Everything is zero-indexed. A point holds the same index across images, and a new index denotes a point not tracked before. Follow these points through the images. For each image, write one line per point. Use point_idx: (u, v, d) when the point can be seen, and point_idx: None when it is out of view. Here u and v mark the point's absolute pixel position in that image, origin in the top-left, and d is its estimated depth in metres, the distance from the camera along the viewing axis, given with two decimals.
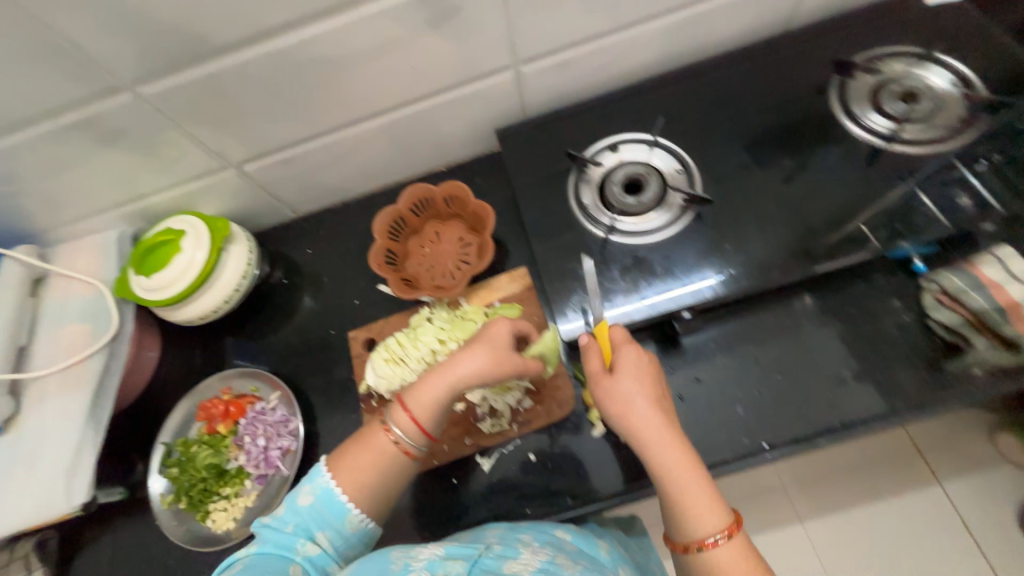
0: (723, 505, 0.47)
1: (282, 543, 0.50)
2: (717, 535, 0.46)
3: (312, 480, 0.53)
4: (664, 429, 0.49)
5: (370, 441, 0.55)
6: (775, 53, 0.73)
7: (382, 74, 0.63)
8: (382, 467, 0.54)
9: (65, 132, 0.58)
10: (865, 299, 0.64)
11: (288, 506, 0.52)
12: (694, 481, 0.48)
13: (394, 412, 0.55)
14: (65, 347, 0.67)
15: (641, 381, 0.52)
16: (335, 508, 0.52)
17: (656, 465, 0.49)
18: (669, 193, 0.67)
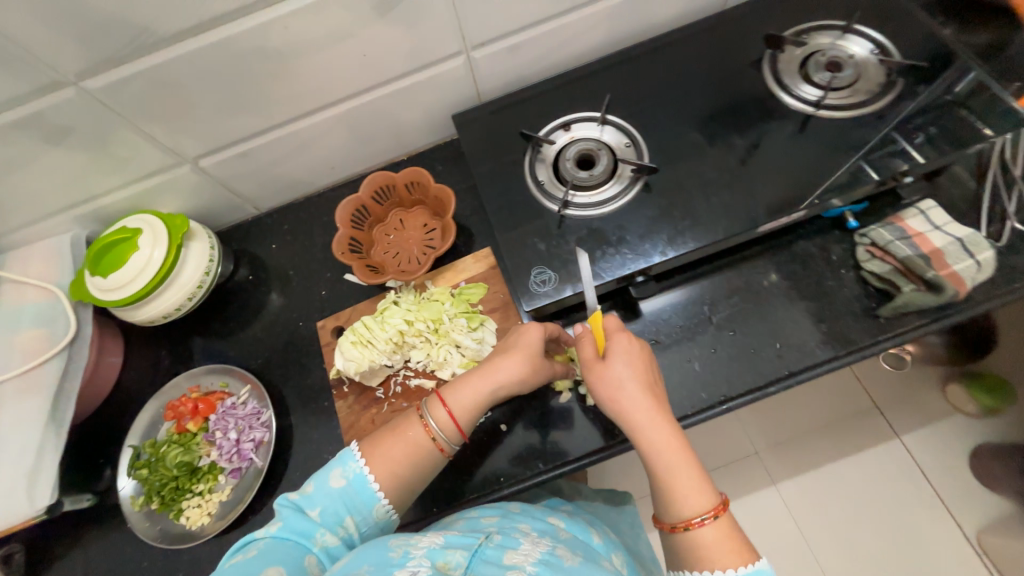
0: (710, 486, 0.48)
1: (306, 529, 0.50)
2: (703, 516, 0.46)
3: (346, 465, 0.54)
4: (654, 413, 0.51)
5: (404, 434, 0.56)
6: (713, 31, 0.77)
7: (332, 62, 0.64)
8: (415, 461, 0.55)
9: (7, 131, 0.57)
10: (805, 255, 0.68)
11: (318, 487, 0.53)
12: (681, 462, 0.49)
13: (434, 406, 0.57)
14: (21, 353, 0.66)
15: (633, 368, 0.53)
16: (365, 496, 0.53)
17: (645, 448, 0.50)
18: (620, 166, 0.70)
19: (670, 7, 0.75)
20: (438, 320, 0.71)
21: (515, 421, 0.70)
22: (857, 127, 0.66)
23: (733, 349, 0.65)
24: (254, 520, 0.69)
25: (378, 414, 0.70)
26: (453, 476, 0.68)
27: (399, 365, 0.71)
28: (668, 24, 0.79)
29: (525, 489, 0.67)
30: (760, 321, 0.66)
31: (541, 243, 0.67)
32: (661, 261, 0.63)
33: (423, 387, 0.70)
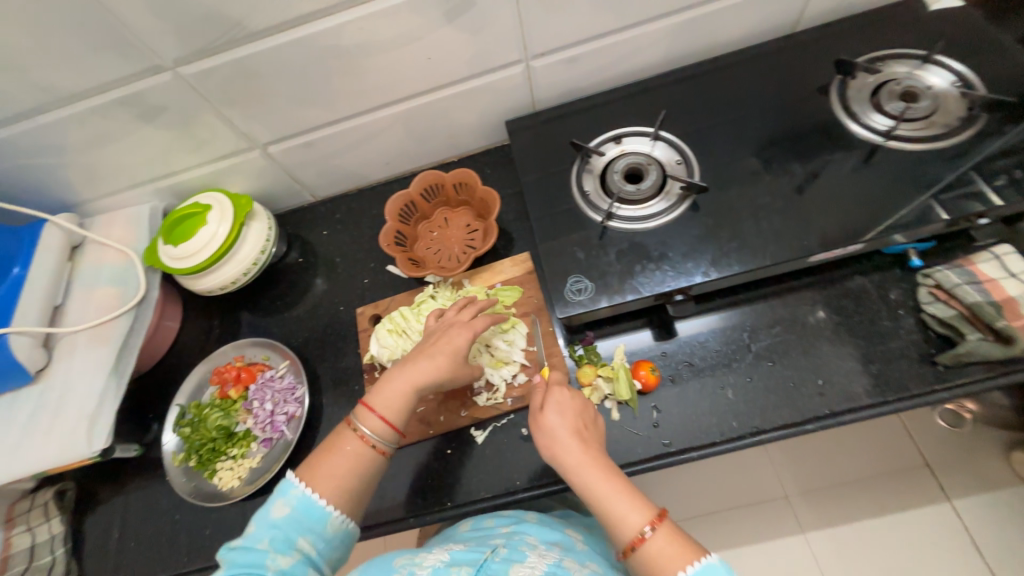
0: (644, 500, 0.52)
1: (254, 562, 0.50)
2: (646, 529, 0.49)
3: (286, 493, 0.55)
4: (584, 447, 0.54)
5: (342, 447, 0.58)
6: (777, 55, 0.75)
7: (399, 63, 0.67)
8: (359, 468, 0.57)
9: (111, 107, 0.63)
10: (859, 291, 0.65)
11: (262, 520, 0.53)
12: (614, 487, 0.52)
13: (362, 414, 0.59)
14: (96, 308, 0.72)
15: (567, 409, 0.57)
16: (313, 513, 0.54)
17: (583, 484, 0.53)
18: (669, 182, 0.69)
19: (736, 28, 0.74)
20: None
21: None
22: (929, 161, 0.63)
23: (771, 380, 0.62)
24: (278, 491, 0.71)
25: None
26: (470, 473, 0.67)
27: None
28: (731, 45, 0.78)
29: (543, 495, 0.65)
30: (802, 355, 0.63)
31: (580, 252, 0.67)
32: (703, 281, 0.62)
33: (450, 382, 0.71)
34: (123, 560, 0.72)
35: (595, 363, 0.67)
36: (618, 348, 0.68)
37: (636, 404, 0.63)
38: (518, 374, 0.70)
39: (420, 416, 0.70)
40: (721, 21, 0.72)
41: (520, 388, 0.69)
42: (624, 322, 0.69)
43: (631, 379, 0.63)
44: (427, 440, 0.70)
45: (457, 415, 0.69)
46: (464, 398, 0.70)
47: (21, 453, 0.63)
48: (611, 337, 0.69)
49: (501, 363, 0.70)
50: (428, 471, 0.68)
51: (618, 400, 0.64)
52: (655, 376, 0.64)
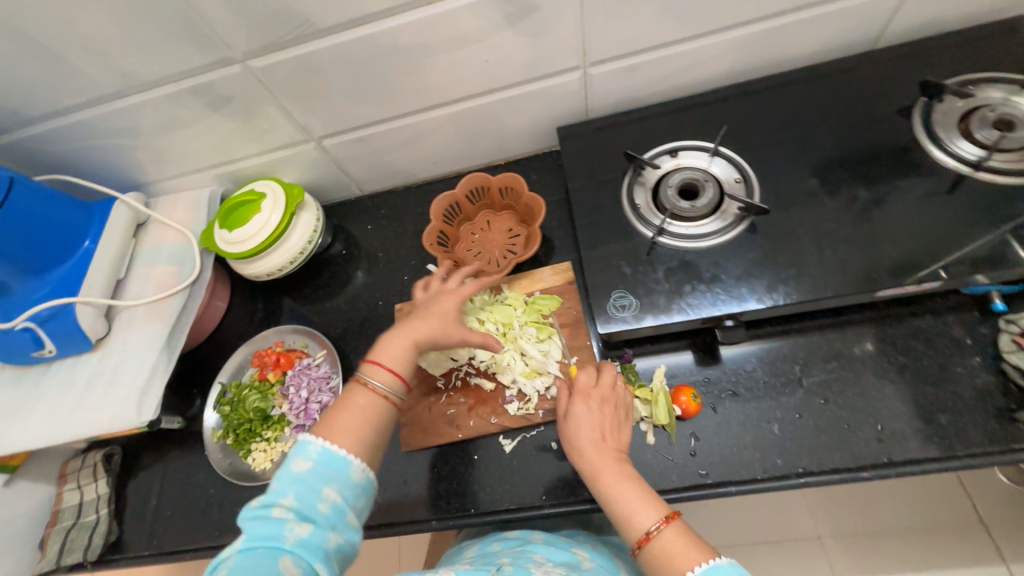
0: (655, 500, 0.52)
1: (274, 529, 0.47)
2: (653, 527, 0.50)
3: (305, 450, 0.52)
4: (598, 451, 0.56)
5: (352, 402, 0.57)
6: (851, 74, 0.71)
7: (458, 64, 0.67)
8: (372, 419, 0.56)
9: (184, 95, 0.66)
10: (929, 332, 0.60)
11: (283, 477, 0.51)
12: (626, 489, 0.53)
13: (370, 369, 0.58)
14: (154, 285, 0.76)
15: (586, 418, 0.58)
16: (335, 464, 0.52)
17: (597, 486, 0.55)
18: (726, 201, 0.66)
19: (810, 42, 0.70)
20: (508, 325, 0.72)
21: None
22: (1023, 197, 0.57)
23: (823, 420, 0.58)
24: None
25: (435, 403, 0.71)
26: (496, 482, 0.66)
27: (463, 360, 0.72)
28: (802, 60, 0.74)
29: (569, 513, 0.63)
30: (859, 396, 0.59)
31: (626, 266, 0.65)
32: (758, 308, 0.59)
33: (482, 387, 0.71)
34: (160, 528, 0.75)
35: (632, 383, 0.64)
36: (657, 369, 0.65)
37: (673, 430, 0.60)
38: (551, 386, 0.69)
39: (450, 418, 0.70)
40: (794, 34, 0.69)
41: (552, 400, 0.68)
42: (665, 342, 0.67)
43: (671, 404, 0.61)
44: (456, 443, 0.70)
45: (487, 422, 0.69)
46: (495, 404, 0.70)
47: (78, 416, 0.67)
48: (651, 356, 0.66)
49: (535, 373, 0.69)
50: (455, 475, 0.68)
51: (654, 424, 0.62)
52: (696, 403, 0.61)
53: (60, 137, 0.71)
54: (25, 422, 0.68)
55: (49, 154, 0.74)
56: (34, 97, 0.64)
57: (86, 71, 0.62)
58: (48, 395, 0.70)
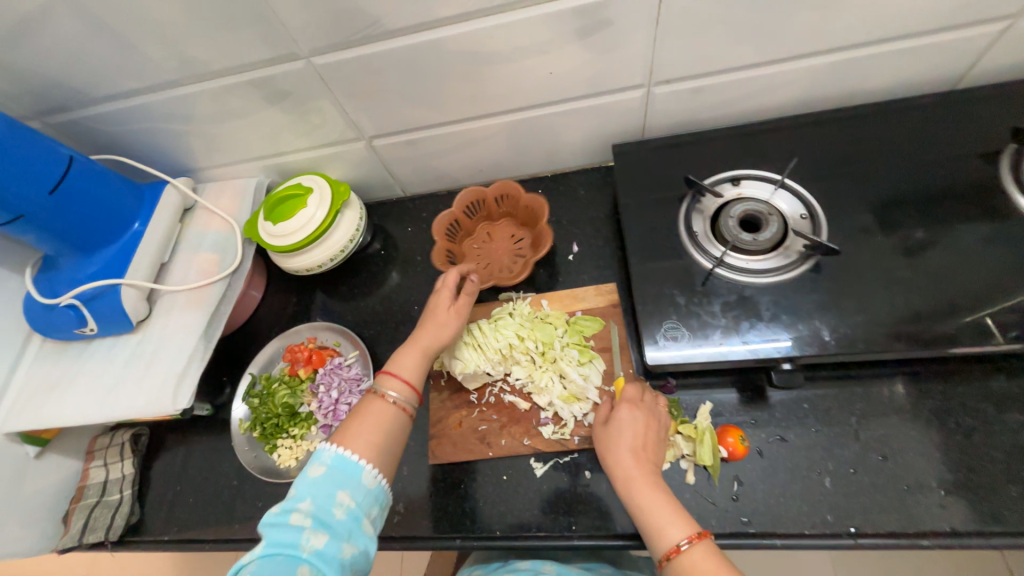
0: (686, 516, 0.50)
1: (290, 537, 0.46)
2: (682, 542, 0.47)
3: (320, 457, 0.52)
4: (634, 459, 0.55)
5: (369, 411, 0.56)
6: (928, 115, 0.68)
7: (520, 74, 0.66)
8: (387, 426, 0.56)
9: (244, 86, 0.66)
10: (1002, 395, 0.57)
11: (298, 484, 0.50)
12: (656, 500, 0.51)
13: (386, 381, 0.59)
14: (196, 271, 0.76)
15: (626, 425, 0.57)
16: (349, 469, 0.51)
17: (629, 493, 0.53)
18: (791, 238, 0.65)
19: (887, 78, 0.67)
20: (548, 344, 0.70)
21: (600, 471, 0.64)
22: None
23: (880, 478, 0.55)
24: None
25: (467, 417, 0.70)
26: (525, 506, 0.64)
27: (499, 376, 0.70)
28: (876, 94, 0.71)
29: (599, 547, 0.60)
30: (920, 456, 0.55)
31: (678, 297, 0.63)
32: (790, 344, 0.58)
33: (516, 406, 0.69)
34: (180, 515, 0.75)
35: (674, 418, 0.62)
36: (703, 405, 0.62)
37: (717, 472, 0.58)
38: (589, 413, 0.66)
39: (481, 435, 0.68)
40: (873, 67, 0.66)
41: (589, 428, 0.66)
42: (711, 377, 0.64)
43: (717, 445, 0.58)
44: (485, 461, 0.68)
45: (520, 443, 0.67)
46: (529, 425, 0.68)
47: (113, 397, 0.67)
48: (695, 391, 0.64)
49: (573, 399, 0.67)
50: (482, 494, 0.66)
51: (696, 463, 0.59)
52: (744, 446, 0.58)
53: (120, 118, 0.72)
54: (62, 397, 0.69)
55: (107, 133, 0.75)
56: (99, 78, 0.65)
57: (152, 56, 0.62)
58: (86, 372, 0.70)
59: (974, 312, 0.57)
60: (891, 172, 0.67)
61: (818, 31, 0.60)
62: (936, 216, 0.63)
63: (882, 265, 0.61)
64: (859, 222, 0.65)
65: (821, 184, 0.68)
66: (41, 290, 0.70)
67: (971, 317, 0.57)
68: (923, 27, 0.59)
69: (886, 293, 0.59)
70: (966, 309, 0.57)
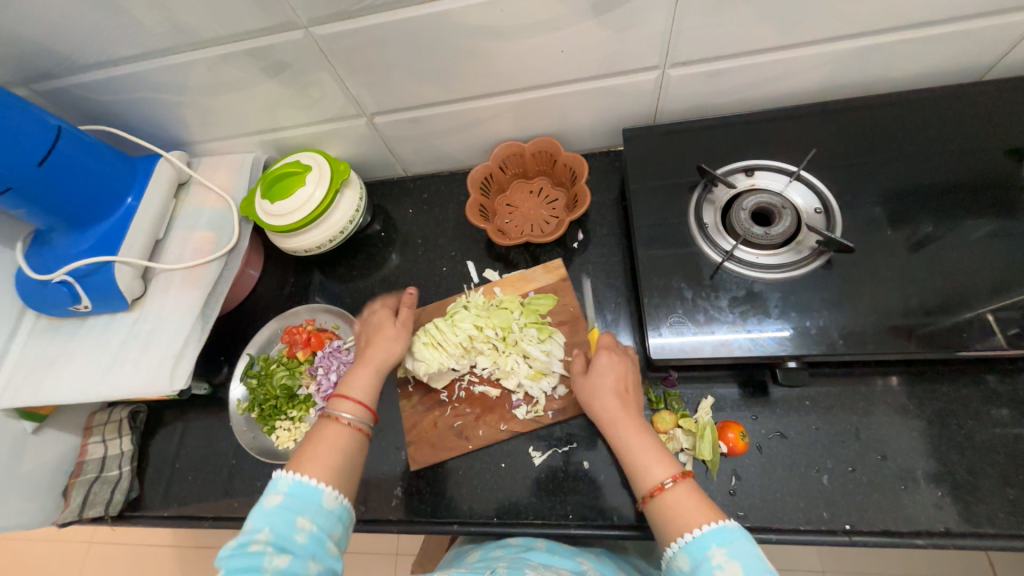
0: (669, 458, 0.51)
1: (250, 570, 0.45)
2: (666, 481, 0.49)
3: (276, 484, 0.51)
4: (619, 401, 0.56)
5: (323, 436, 0.56)
6: (952, 106, 0.66)
7: (530, 51, 0.62)
8: (345, 448, 0.55)
9: (241, 57, 0.63)
10: (1006, 397, 0.57)
11: (254, 517, 0.48)
12: (641, 441, 0.52)
13: (337, 404, 0.58)
14: (192, 249, 0.75)
15: (609, 369, 0.58)
16: (308, 494, 0.50)
17: (614, 433, 0.54)
18: (803, 232, 0.63)
19: (913, 66, 0.65)
20: (507, 328, 0.71)
21: (598, 460, 0.64)
22: None
23: (878, 477, 0.55)
24: None
25: (440, 417, 0.69)
26: (522, 492, 0.64)
27: (465, 370, 0.70)
28: (900, 82, 0.68)
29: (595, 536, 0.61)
30: (921, 457, 0.55)
31: (685, 290, 0.62)
32: (792, 335, 0.57)
33: (487, 395, 0.70)
34: (180, 492, 0.75)
35: (675, 411, 0.61)
36: (705, 399, 0.61)
37: (715, 467, 0.57)
38: (557, 386, 0.69)
39: (458, 430, 0.68)
40: (900, 54, 0.63)
41: (560, 400, 0.68)
42: (713, 371, 0.63)
43: (717, 440, 0.58)
44: (483, 448, 0.67)
45: (496, 429, 0.68)
46: (502, 411, 0.69)
47: (109, 376, 0.67)
48: (696, 384, 0.63)
49: (540, 375, 0.69)
50: (479, 480, 0.66)
51: (695, 456, 0.59)
52: (744, 442, 0.58)
53: (110, 87, 0.68)
54: (58, 375, 0.68)
55: (97, 103, 0.72)
56: (88, 43, 0.61)
57: (144, 22, 0.58)
58: (82, 350, 0.69)
59: (986, 315, 0.56)
60: (910, 165, 0.65)
61: (849, 12, 0.56)
62: (954, 213, 0.62)
63: (895, 262, 0.60)
64: (875, 216, 0.63)
65: (839, 176, 0.66)
66: (33, 265, 0.69)
67: (983, 319, 0.56)
68: (960, 12, 0.56)
69: (898, 291, 0.58)
70: (978, 310, 0.56)
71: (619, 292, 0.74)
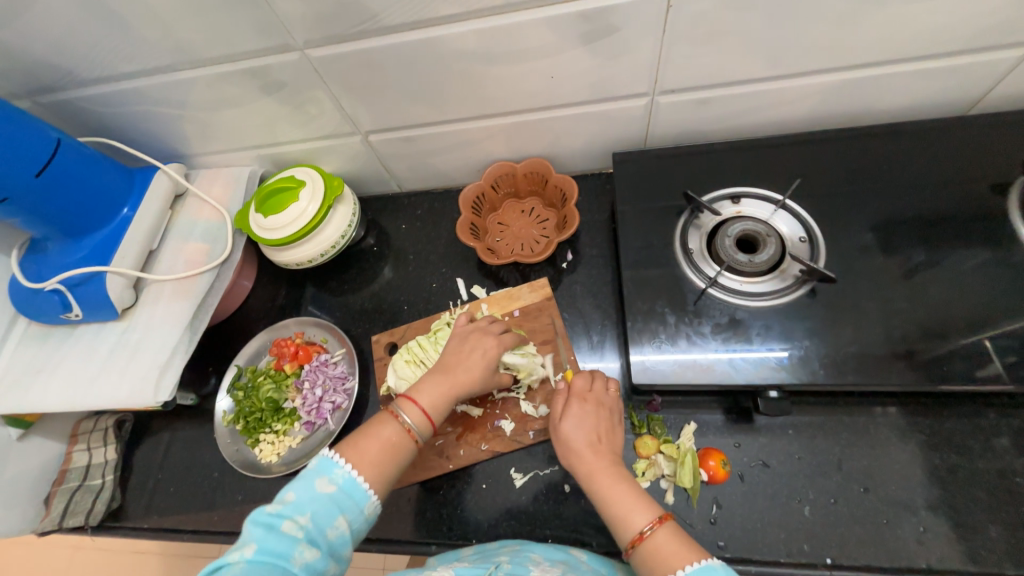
0: (648, 501, 0.50)
1: (283, 548, 0.43)
2: (645, 528, 0.47)
3: (331, 471, 0.50)
4: (594, 453, 0.55)
5: (379, 431, 0.54)
6: (937, 140, 0.67)
7: (521, 76, 0.63)
8: (398, 457, 0.53)
9: (238, 75, 0.64)
10: (991, 433, 0.56)
11: (302, 495, 0.48)
12: (616, 488, 0.51)
13: (405, 404, 0.56)
14: (184, 260, 0.76)
15: (582, 420, 0.58)
16: (356, 494, 0.49)
17: (591, 485, 0.53)
18: (787, 260, 0.64)
19: (898, 99, 0.66)
20: None
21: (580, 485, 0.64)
22: None
23: (860, 510, 0.54)
24: None
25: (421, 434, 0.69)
26: (503, 514, 0.64)
27: None
28: (885, 115, 0.69)
29: None
30: (904, 492, 0.55)
31: (668, 315, 0.62)
32: (774, 364, 0.57)
33: (469, 414, 0.69)
34: (161, 503, 0.75)
35: (657, 437, 0.61)
36: (687, 425, 0.61)
37: (696, 494, 0.57)
38: (540, 406, 0.69)
39: (438, 449, 0.68)
40: (884, 88, 0.64)
41: (542, 420, 0.68)
42: (696, 397, 0.63)
43: (698, 468, 0.57)
44: (464, 470, 0.67)
45: (478, 449, 0.67)
46: (485, 431, 0.68)
47: (95, 385, 0.67)
48: (679, 409, 0.63)
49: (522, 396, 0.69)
50: (460, 500, 0.66)
51: (676, 483, 0.59)
52: (725, 470, 0.57)
53: (111, 101, 0.70)
54: (45, 382, 0.68)
55: (98, 115, 0.73)
56: (90, 59, 0.63)
57: (144, 40, 0.60)
58: (70, 358, 0.70)
59: (971, 349, 0.56)
60: (895, 196, 0.66)
61: (834, 46, 0.57)
62: (939, 246, 0.62)
63: (878, 293, 0.60)
64: (860, 245, 0.63)
65: (824, 205, 0.67)
66: (27, 273, 0.70)
67: (967, 353, 0.56)
68: (943, 48, 0.57)
69: (881, 322, 0.58)
70: (962, 344, 0.56)
71: (606, 314, 0.74)
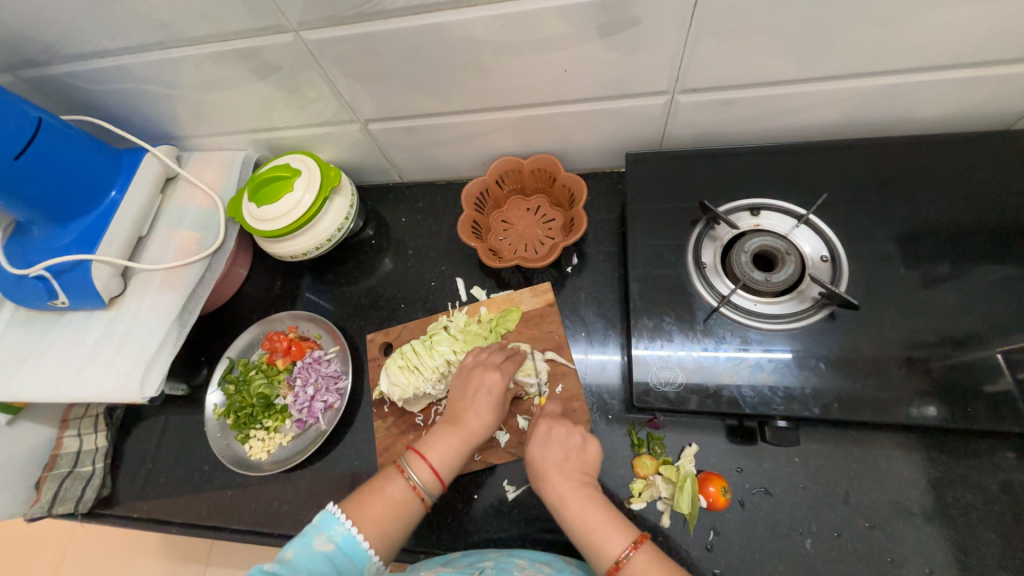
0: (623, 522, 0.49)
1: None
2: (623, 553, 0.46)
3: (331, 527, 0.49)
4: (561, 474, 0.52)
5: (386, 490, 0.52)
6: (975, 155, 0.62)
7: (533, 67, 0.59)
8: (404, 518, 0.51)
9: (229, 55, 0.60)
10: (1007, 474, 0.53)
11: (301, 554, 0.47)
12: (589, 514, 0.49)
13: (415, 461, 0.54)
14: (174, 249, 0.73)
15: (548, 439, 0.55)
16: (356, 555, 0.48)
17: (560, 511, 0.50)
18: (806, 280, 0.60)
19: (939, 109, 0.60)
20: None
21: None
22: None
23: (863, 546, 0.52)
24: (302, 475, 0.70)
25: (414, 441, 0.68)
26: (494, 526, 0.63)
27: (441, 395, 0.69)
28: (922, 125, 0.64)
29: None
30: (912, 530, 0.52)
31: (674, 333, 0.60)
32: (782, 391, 0.55)
33: None
34: (150, 493, 0.74)
35: (657, 457, 0.60)
36: (688, 447, 0.59)
37: (693, 520, 0.55)
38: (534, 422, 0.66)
39: None
40: (926, 95, 0.58)
41: None
42: (700, 417, 0.61)
43: (697, 494, 0.55)
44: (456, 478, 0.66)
45: (472, 459, 0.65)
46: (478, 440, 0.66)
47: (81, 376, 0.65)
48: (681, 429, 0.61)
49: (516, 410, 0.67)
50: (450, 509, 0.64)
51: (673, 506, 0.57)
52: (725, 498, 0.55)
53: (97, 78, 0.66)
54: (31, 370, 0.67)
55: (85, 92, 0.69)
56: (72, 34, 0.59)
57: (127, 16, 0.56)
58: (57, 346, 0.68)
59: (998, 386, 0.52)
60: (927, 214, 0.61)
61: (876, 49, 0.52)
62: (972, 272, 0.58)
63: (902, 319, 0.56)
64: (883, 266, 0.60)
65: (849, 220, 0.62)
66: (11, 258, 0.68)
67: (993, 390, 0.52)
68: (998, 55, 0.51)
69: (903, 351, 0.55)
70: (988, 379, 0.53)
71: (611, 322, 0.71)
